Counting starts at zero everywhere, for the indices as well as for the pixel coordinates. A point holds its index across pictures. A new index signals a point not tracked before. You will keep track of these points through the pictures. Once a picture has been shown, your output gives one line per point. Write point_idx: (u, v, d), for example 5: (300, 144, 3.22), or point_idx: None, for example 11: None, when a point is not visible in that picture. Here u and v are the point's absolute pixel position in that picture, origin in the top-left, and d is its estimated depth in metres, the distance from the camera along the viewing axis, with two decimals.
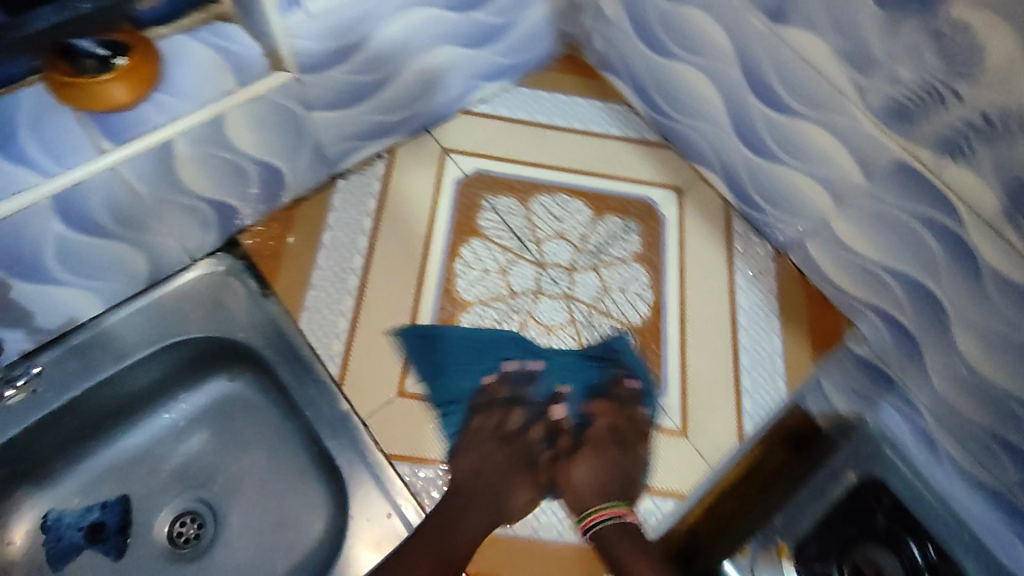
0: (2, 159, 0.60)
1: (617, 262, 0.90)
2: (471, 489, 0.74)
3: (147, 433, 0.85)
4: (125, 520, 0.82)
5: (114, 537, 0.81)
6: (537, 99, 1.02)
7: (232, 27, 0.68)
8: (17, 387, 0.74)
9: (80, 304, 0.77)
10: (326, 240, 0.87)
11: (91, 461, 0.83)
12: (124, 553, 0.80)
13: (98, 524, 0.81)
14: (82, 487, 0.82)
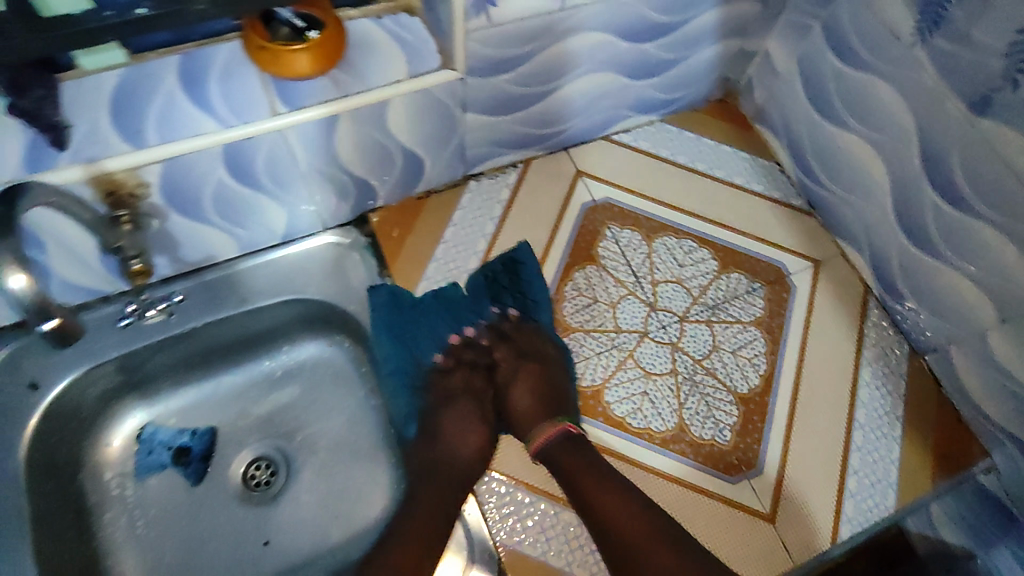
0: (191, 105, 0.65)
1: (733, 322, 0.85)
2: (437, 465, 0.72)
3: (245, 376, 0.90)
4: (209, 450, 0.87)
5: (197, 463, 0.86)
6: (683, 139, 0.98)
7: (413, 20, 0.73)
8: (157, 310, 0.80)
9: (220, 245, 0.82)
10: (448, 236, 0.89)
11: (190, 388, 0.88)
12: (202, 480, 0.85)
13: (186, 448, 0.87)
14: (179, 411, 0.88)
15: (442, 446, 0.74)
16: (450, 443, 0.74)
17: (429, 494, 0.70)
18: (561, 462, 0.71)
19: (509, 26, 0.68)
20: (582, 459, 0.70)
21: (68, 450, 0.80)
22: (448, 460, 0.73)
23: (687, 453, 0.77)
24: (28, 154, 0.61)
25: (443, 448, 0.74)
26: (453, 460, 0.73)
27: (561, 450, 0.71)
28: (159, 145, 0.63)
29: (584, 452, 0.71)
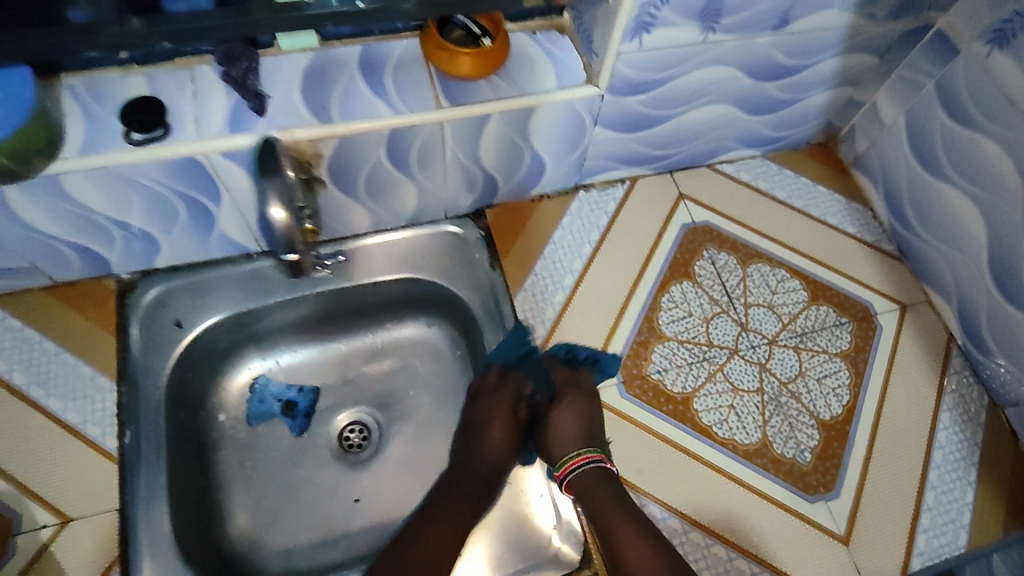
0: (369, 90, 0.73)
1: (820, 352, 0.90)
2: (451, 501, 0.74)
3: (350, 345, 0.97)
4: (312, 407, 0.94)
5: (302, 417, 0.93)
6: (782, 175, 1.04)
7: (564, 39, 0.81)
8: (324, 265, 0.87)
9: (354, 220, 0.90)
10: (556, 237, 0.95)
11: (300, 349, 0.95)
12: (305, 432, 0.92)
13: (293, 402, 0.93)
14: (288, 367, 0.94)
15: (462, 486, 0.76)
16: (472, 482, 0.76)
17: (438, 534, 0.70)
18: (591, 496, 0.73)
19: (655, 52, 0.75)
20: (610, 491, 0.74)
21: (196, 387, 0.87)
22: (468, 496, 0.75)
23: (768, 468, 0.81)
24: (230, 115, 0.69)
25: (465, 491, 0.75)
26: (468, 497, 0.75)
27: (593, 488, 0.74)
28: (340, 120, 0.71)
29: (632, 513, 0.72)
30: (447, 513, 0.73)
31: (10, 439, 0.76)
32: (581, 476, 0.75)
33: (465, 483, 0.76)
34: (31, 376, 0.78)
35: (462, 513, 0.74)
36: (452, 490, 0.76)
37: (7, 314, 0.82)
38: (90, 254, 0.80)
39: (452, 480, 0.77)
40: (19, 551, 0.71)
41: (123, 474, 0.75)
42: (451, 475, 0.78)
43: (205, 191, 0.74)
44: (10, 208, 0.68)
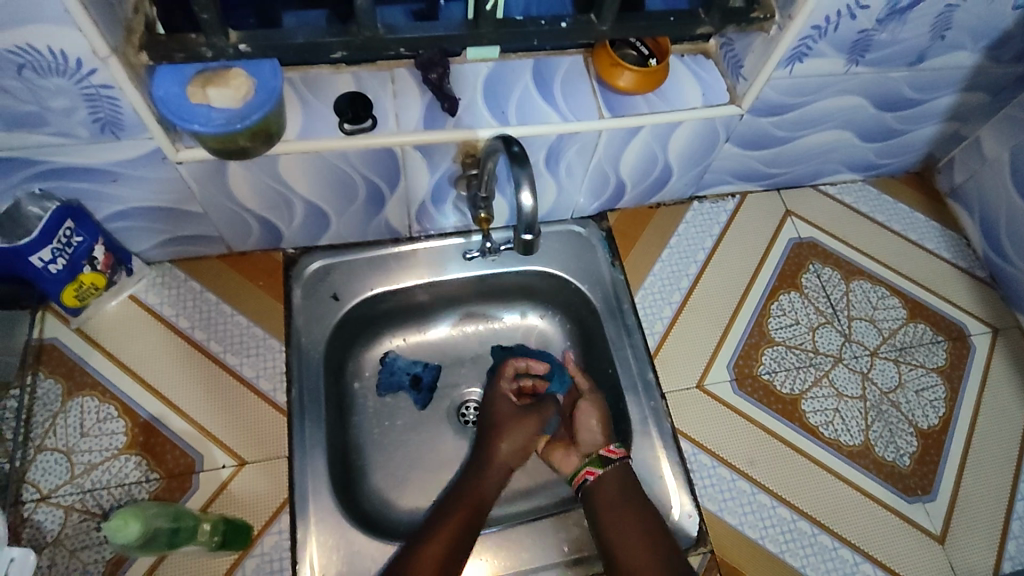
0: (540, 98, 0.81)
1: (918, 366, 0.96)
2: (471, 498, 0.82)
3: (457, 332, 1.03)
4: (436, 382, 0.99)
5: (425, 391, 0.98)
6: (881, 200, 1.10)
7: (709, 63, 0.88)
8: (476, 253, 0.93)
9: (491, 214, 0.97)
10: (673, 242, 1.02)
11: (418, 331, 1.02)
12: (428, 405, 0.98)
13: (418, 377, 0.98)
14: (412, 346, 1.01)
15: (487, 483, 0.84)
16: (491, 485, 0.84)
17: (447, 531, 0.77)
18: (604, 495, 0.80)
19: (802, 79, 0.83)
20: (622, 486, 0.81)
21: (337, 352, 0.94)
22: (486, 492, 0.83)
23: (870, 468, 0.88)
24: (424, 114, 0.78)
25: (478, 490, 0.83)
26: (486, 498, 0.83)
27: (609, 483, 0.81)
28: (516, 124, 0.79)
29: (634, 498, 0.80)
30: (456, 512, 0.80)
31: (193, 388, 0.84)
32: (603, 476, 0.81)
33: (484, 483, 0.84)
34: (210, 334, 0.87)
35: (474, 518, 0.80)
36: (473, 489, 0.83)
37: (186, 277, 0.90)
38: (268, 229, 0.88)
39: (473, 484, 0.84)
40: (202, 486, 0.79)
41: (291, 426, 0.83)
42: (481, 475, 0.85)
43: (385, 178, 0.82)
44: (227, 181, 0.77)
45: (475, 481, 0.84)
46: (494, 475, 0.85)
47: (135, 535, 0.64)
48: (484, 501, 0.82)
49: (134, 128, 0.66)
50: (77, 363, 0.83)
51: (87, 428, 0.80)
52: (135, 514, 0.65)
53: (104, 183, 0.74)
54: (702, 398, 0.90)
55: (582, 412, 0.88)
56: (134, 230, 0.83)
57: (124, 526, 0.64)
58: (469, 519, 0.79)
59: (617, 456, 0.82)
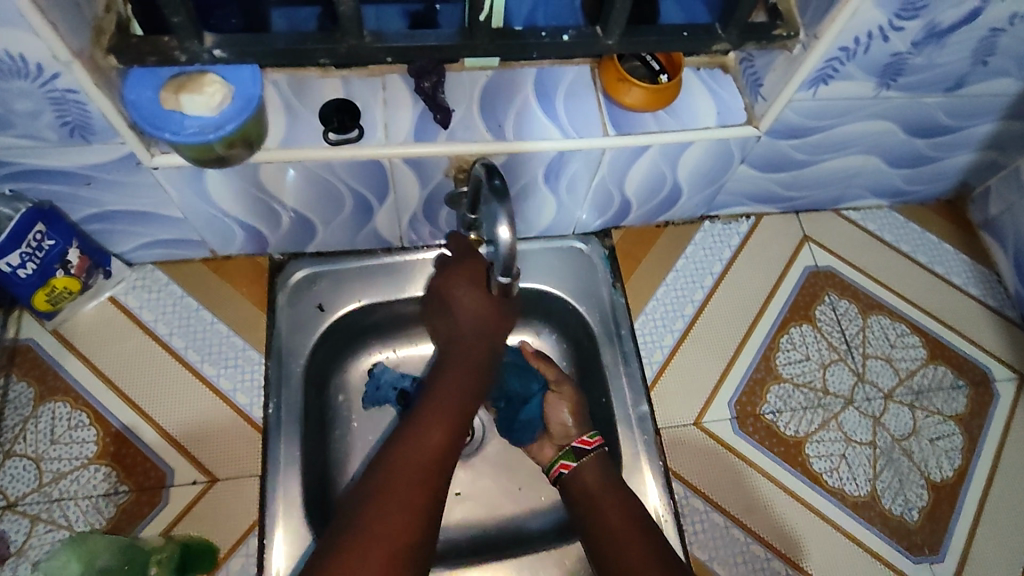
0: (540, 112, 0.76)
1: (935, 412, 0.90)
2: (440, 408, 0.74)
3: None
4: None
5: None
6: (907, 228, 1.03)
7: (727, 78, 0.81)
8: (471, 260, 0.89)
9: None
10: (678, 265, 0.96)
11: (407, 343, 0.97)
12: None
13: (406, 392, 0.92)
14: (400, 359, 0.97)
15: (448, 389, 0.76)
16: (450, 399, 0.75)
17: (414, 473, 0.68)
18: (586, 487, 0.77)
19: (826, 102, 0.77)
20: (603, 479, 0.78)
21: (319, 364, 0.90)
22: (450, 404, 0.75)
23: (874, 521, 0.83)
24: (416, 125, 0.73)
25: (441, 406, 0.74)
26: (455, 412, 0.74)
27: (590, 474, 0.78)
28: (514, 139, 0.74)
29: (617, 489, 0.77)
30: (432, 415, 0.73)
31: (168, 397, 0.81)
32: (582, 465, 0.79)
33: (432, 419, 0.73)
34: (189, 342, 0.84)
35: (450, 428, 0.73)
36: (439, 399, 0.75)
37: (168, 280, 0.88)
38: (253, 235, 0.85)
39: (430, 407, 0.74)
40: (170, 502, 0.76)
41: (266, 444, 0.80)
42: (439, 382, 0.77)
43: (373, 189, 0.78)
44: (207, 187, 0.73)
45: (433, 399, 0.75)
46: (447, 397, 0.75)
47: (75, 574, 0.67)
48: (455, 411, 0.74)
49: (106, 133, 0.63)
50: (52, 367, 0.81)
51: (58, 435, 0.78)
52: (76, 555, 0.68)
53: (79, 186, 0.71)
54: (698, 436, 0.86)
55: (553, 404, 0.85)
56: (113, 233, 0.80)
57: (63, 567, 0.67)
58: (446, 427, 0.73)
59: (593, 447, 0.80)
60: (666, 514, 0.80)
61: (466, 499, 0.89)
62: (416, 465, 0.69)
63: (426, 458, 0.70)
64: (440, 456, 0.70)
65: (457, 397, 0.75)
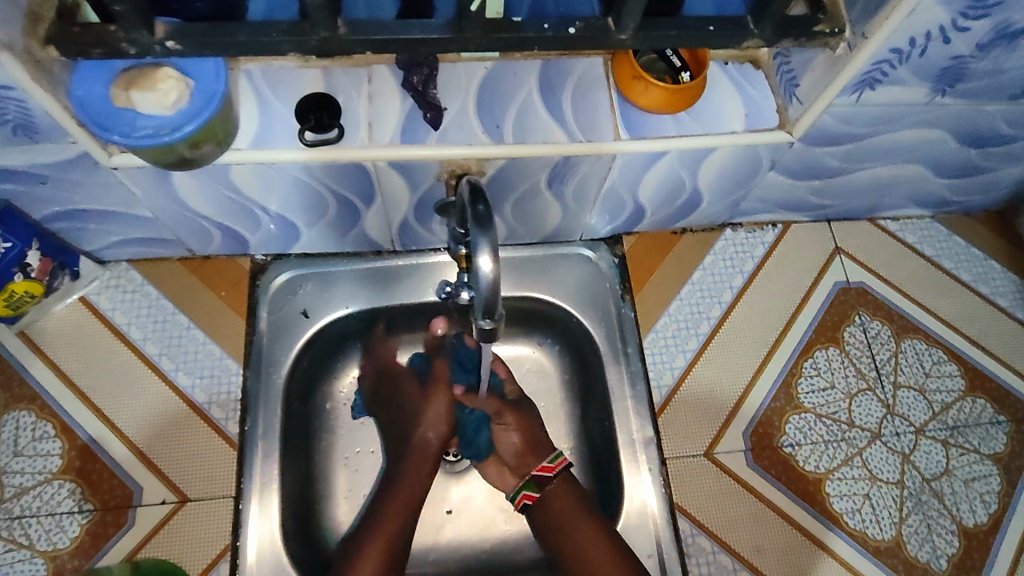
0: (545, 111, 0.68)
1: (971, 450, 0.82)
2: (422, 450, 0.78)
3: None
4: None
5: None
6: (951, 242, 0.93)
7: (758, 76, 0.72)
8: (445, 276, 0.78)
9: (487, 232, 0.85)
10: (695, 278, 0.88)
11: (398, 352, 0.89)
12: None
13: None
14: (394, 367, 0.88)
15: (431, 429, 0.79)
16: (432, 441, 0.78)
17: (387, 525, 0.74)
18: (561, 515, 0.74)
19: (871, 108, 0.68)
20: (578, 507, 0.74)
21: (303, 374, 0.82)
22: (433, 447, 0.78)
23: (899, 570, 0.76)
24: (403, 125, 0.65)
25: (423, 447, 0.78)
26: (435, 454, 0.78)
27: (562, 502, 0.75)
28: (513, 143, 0.66)
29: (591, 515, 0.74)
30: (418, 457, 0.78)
31: (138, 409, 0.76)
32: (549, 490, 0.76)
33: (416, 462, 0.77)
34: (162, 348, 0.79)
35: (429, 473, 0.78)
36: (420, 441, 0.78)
37: (142, 281, 0.82)
38: (231, 236, 0.79)
39: (414, 447, 0.78)
40: (136, 524, 0.72)
41: (241, 463, 0.75)
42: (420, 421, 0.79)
43: (358, 192, 0.71)
44: (175, 188, 0.67)
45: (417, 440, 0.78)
46: (430, 438, 0.78)
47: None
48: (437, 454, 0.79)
49: (52, 132, 0.57)
50: (17, 372, 0.76)
51: (21, 446, 0.73)
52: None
53: (34, 185, 0.65)
54: (708, 468, 0.79)
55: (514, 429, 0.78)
56: (80, 232, 0.74)
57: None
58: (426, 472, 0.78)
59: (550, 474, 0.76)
60: (668, 554, 0.74)
61: (455, 521, 0.83)
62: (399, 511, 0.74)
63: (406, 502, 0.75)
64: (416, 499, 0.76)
65: (440, 436, 0.79)
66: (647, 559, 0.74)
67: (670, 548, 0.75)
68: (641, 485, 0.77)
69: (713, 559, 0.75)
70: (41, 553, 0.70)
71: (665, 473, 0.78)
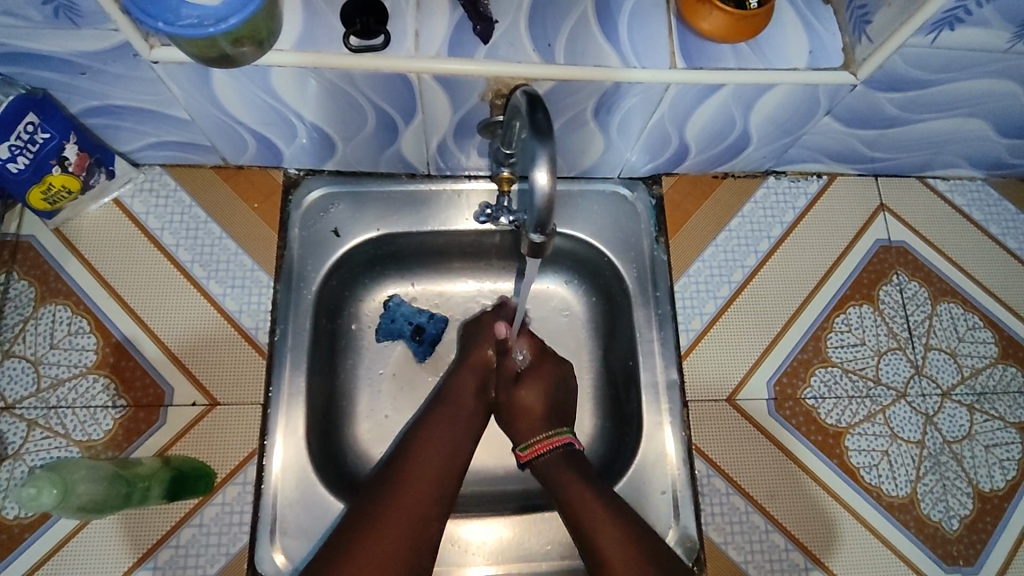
0: (599, 34, 0.65)
1: (996, 416, 0.81)
2: (461, 400, 0.79)
3: (476, 287, 0.90)
4: (440, 338, 0.88)
5: (427, 344, 0.87)
6: (1001, 207, 0.90)
7: (825, 11, 0.68)
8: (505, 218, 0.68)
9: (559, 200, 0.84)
10: (732, 224, 0.86)
11: (425, 278, 0.89)
12: (427, 360, 0.87)
13: (421, 328, 0.87)
14: (420, 293, 0.89)
15: (466, 380, 0.80)
16: (466, 393, 0.79)
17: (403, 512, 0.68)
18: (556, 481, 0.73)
19: (944, 51, 0.64)
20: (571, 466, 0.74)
21: (332, 292, 0.83)
22: (466, 400, 0.79)
23: (909, 525, 0.77)
24: (451, 36, 0.63)
25: (458, 404, 0.78)
26: (466, 404, 0.78)
27: (558, 472, 0.74)
28: (564, 63, 0.64)
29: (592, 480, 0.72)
30: (444, 410, 0.77)
31: (170, 312, 0.77)
32: (540, 463, 0.76)
33: (444, 418, 0.77)
34: (195, 255, 0.79)
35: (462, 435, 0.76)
36: (450, 397, 0.79)
37: (176, 187, 0.81)
38: (266, 146, 0.77)
39: (444, 403, 0.78)
40: (167, 422, 0.74)
41: (270, 372, 0.76)
42: (457, 375, 0.81)
43: (399, 107, 0.69)
44: (213, 88, 0.65)
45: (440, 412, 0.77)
46: (466, 388, 0.80)
47: (52, 504, 0.61)
48: (468, 406, 0.78)
49: (95, 16, 0.55)
50: (53, 268, 0.77)
51: (57, 339, 0.75)
52: (51, 483, 0.61)
53: (73, 76, 0.63)
54: (729, 413, 0.79)
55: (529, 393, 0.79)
56: (116, 130, 0.73)
57: (39, 496, 0.60)
58: (455, 422, 0.77)
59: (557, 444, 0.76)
60: (681, 491, 0.76)
61: None
62: (427, 461, 0.72)
63: (441, 449, 0.74)
64: (448, 448, 0.74)
65: (474, 385, 0.80)
66: (660, 494, 0.76)
67: (684, 485, 0.76)
68: (670, 429, 0.78)
69: (726, 499, 0.76)
70: (76, 442, 0.72)
71: (684, 414, 0.78)
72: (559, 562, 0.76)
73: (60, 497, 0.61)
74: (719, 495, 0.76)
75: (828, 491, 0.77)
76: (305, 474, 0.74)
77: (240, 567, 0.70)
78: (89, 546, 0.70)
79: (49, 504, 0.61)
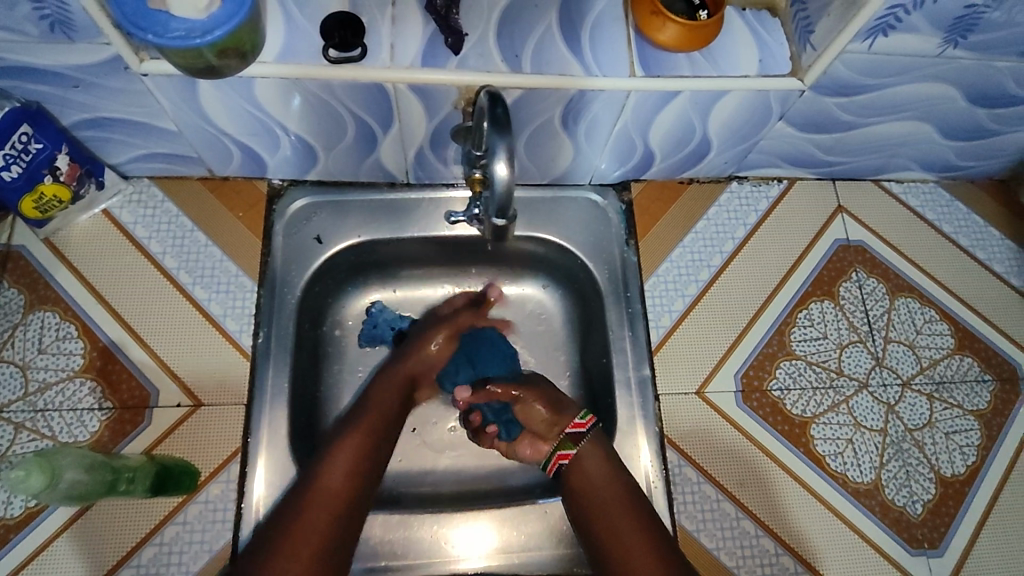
0: (564, 46, 0.70)
1: (954, 405, 0.85)
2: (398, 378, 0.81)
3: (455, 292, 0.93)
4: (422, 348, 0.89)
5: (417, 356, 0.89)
6: (953, 208, 0.95)
7: (773, 24, 0.74)
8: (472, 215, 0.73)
9: (544, 223, 0.87)
10: (698, 226, 0.90)
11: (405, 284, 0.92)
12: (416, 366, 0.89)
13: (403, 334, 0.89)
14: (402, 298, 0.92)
15: (385, 400, 0.79)
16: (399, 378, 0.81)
17: (321, 508, 0.69)
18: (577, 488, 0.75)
19: (882, 57, 0.69)
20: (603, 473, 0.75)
21: (315, 298, 0.86)
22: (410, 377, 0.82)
23: (875, 510, 0.80)
24: (424, 49, 0.68)
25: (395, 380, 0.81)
26: (385, 419, 0.78)
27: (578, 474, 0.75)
28: (530, 72, 0.68)
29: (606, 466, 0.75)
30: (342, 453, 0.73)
31: (157, 316, 0.79)
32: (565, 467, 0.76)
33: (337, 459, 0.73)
34: (181, 262, 0.82)
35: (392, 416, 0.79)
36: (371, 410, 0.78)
37: (164, 198, 0.84)
38: (251, 157, 0.81)
39: (384, 384, 0.81)
40: (153, 423, 0.75)
41: (253, 373, 0.78)
42: (375, 396, 0.79)
43: (377, 116, 0.73)
44: (199, 100, 0.69)
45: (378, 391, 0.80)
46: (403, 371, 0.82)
47: (39, 488, 0.64)
48: (379, 435, 0.77)
49: (89, 31, 0.59)
50: (42, 276, 0.79)
51: (45, 344, 0.77)
52: (40, 468, 0.64)
53: (66, 88, 0.67)
54: (699, 406, 0.82)
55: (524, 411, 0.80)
56: (106, 142, 0.76)
57: (27, 479, 0.63)
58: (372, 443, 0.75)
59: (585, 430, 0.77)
60: (655, 483, 0.78)
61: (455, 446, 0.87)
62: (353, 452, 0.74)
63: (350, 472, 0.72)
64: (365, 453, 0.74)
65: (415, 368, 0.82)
66: None
67: (657, 477, 0.78)
68: (644, 448, 0.79)
69: (698, 489, 0.79)
70: (62, 444, 0.74)
71: (657, 407, 0.81)
72: (537, 553, 0.77)
73: (48, 483, 0.65)
74: (694, 483, 0.79)
75: (795, 479, 0.80)
76: (287, 471, 0.75)
77: (223, 563, 0.72)
78: (74, 547, 0.71)
79: (38, 489, 0.64)
